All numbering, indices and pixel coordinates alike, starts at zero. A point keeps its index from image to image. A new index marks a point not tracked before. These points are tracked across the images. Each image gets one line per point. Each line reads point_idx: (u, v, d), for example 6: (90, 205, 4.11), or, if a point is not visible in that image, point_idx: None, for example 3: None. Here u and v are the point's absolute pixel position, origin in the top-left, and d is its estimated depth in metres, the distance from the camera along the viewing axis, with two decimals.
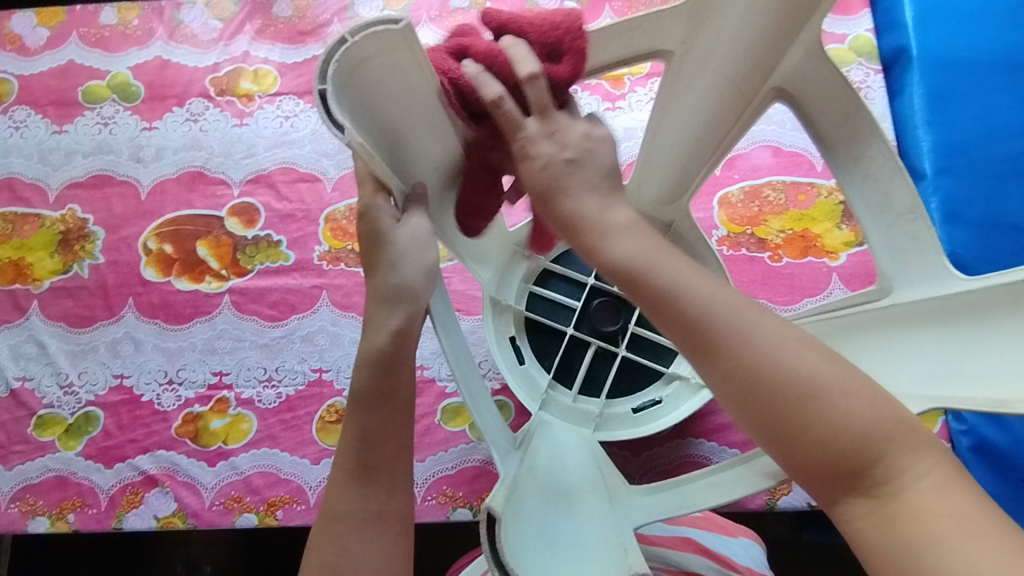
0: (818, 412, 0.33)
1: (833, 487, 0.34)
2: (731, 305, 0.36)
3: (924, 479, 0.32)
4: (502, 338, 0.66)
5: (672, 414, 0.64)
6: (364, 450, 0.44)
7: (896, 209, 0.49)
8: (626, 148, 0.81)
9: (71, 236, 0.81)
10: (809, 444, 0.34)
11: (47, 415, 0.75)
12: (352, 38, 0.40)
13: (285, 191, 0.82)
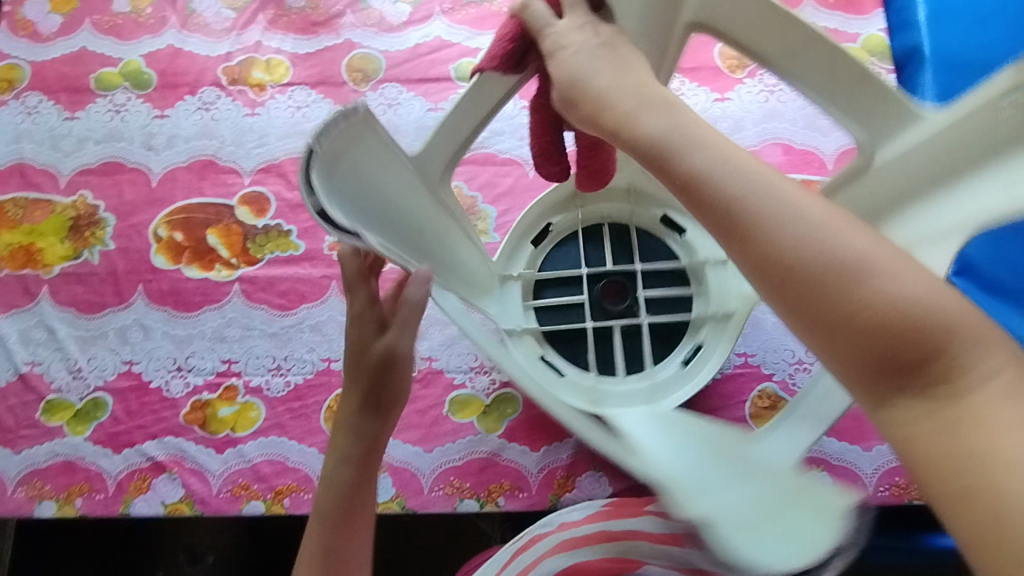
0: (872, 306, 0.33)
1: (884, 381, 0.33)
2: (768, 187, 0.36)
3: (986, 373, 0.32)
4: (533, 358, 0.65)
5: (718, 351, 0.64)
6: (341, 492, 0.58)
7: (844, 79, 0.47)
8: None
9: (82, 222, 0.81)
10: (863, 335, 0.33)
11: (56, 400, 0.75)
12: (317, 142, 0.44)
13: (296, 180, 0.82)
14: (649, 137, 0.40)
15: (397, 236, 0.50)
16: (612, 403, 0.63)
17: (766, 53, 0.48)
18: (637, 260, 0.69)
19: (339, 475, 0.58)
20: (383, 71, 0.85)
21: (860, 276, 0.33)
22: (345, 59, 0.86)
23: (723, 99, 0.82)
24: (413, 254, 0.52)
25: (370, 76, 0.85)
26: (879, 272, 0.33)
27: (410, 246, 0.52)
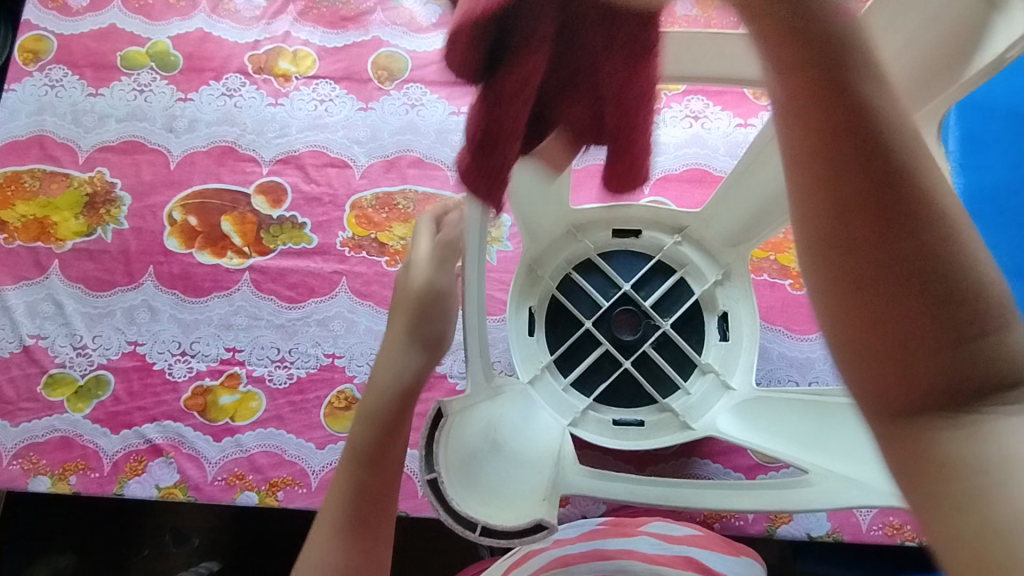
0: (942, 308, 0.25)
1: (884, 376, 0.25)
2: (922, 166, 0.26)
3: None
4: (606, 426, 0.70)
5: (744, 302, 0.71)
6: (348, 518, 0.47)
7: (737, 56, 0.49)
8: (658, 162, 0.80)
9: (97, 199, 0.82)
10: (909, 333, 0.25)
11: (58, 375, 0.75)
12: (439, 470, 0.43)
13: (314, 173, 0.82)
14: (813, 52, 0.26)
15: (518, 457, 0.50)
16: (700, 415, 0.68)
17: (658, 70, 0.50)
18: (620, 284, 0.73)
19: (346, 475, 0.48)
20: (409, 70, 0.85)
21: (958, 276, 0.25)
22: (372, 56, 0.86)
23: (746, 125, 0.81)
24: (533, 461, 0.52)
25: (395, 75, 0.85)
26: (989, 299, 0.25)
27: (526, 453, 0.52)
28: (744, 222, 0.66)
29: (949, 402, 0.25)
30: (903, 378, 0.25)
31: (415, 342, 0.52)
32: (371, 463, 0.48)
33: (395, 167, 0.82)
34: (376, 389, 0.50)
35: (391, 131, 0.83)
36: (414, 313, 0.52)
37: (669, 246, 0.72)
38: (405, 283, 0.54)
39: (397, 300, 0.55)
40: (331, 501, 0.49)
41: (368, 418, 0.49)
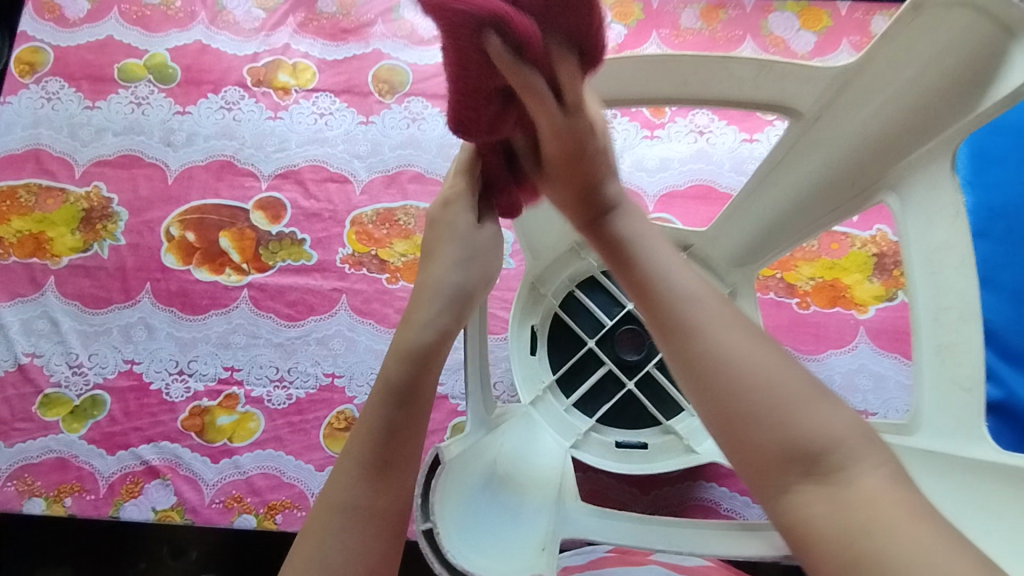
0: (764, 417, 0.34)
1: (761, 484, 0.34)
2: (709, 305, 0.39)
3: (879, 482, 0.31)
4: (609, 449, 0.68)
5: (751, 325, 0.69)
6: (385, 445, 0.38)
7: (745, 76, 0.47)
8: (662, 177, 0.79)
9: (94, 214, 0.80)
10: (754, 444, 0.34)
11: (54, 394, 0.74)
12: (436, 520, 0.38)
13: (313, 189, 0.81)
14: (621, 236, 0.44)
15: (512, 498, 0.47)
16: (704, 438, 0.67)
17: (661, 93, 0.49)
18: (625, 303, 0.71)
19: (374, 410, 0.38)
20: (410, 84, 0.84)
21: (772, 386, 0.35)
22: (372, 69, 0.85)
23: (752, 140, 0.80)
24: (530, 503, 0.48)
25: (396, 88, 0.84)
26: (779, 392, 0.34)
27: (522, 493, 0.48)
28: (751, 242, 0.65)
29: (813, 482, 0.32)
30: (772, 478, 0.34)
31: (463, 288, 0.43)
32: (407, 400, 0.38)
33: (396, 182, 0.81)
34: (414, 324, 0.41)
35: (392, 146, 0.82)
36: (462, 255, 0.44)
37: None
38: (449, 220, 0.45)
39: (431, 237, 0.46)
40: (352, 443, 0.39)
41: (410, 346, 0.40)
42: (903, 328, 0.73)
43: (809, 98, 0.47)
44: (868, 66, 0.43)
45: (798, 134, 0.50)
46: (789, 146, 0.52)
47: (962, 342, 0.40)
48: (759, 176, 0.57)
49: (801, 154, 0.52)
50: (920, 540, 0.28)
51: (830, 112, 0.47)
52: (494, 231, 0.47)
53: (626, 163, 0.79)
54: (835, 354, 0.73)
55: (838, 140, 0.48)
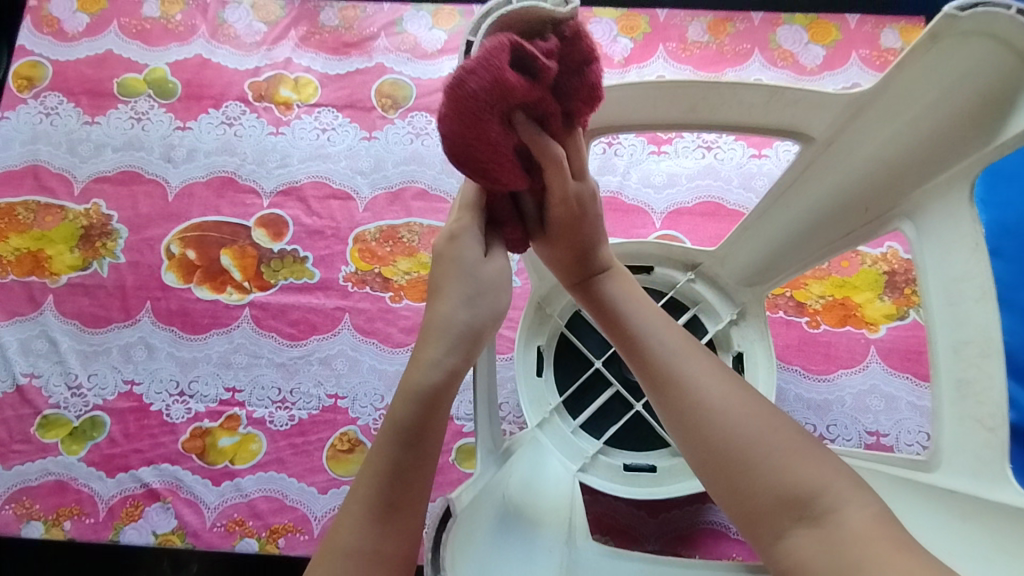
0: (754, 465, 0.39)
1: (758, 529, 0.39)
2: (693, 361, 0.44)
3: (862, 516, 0.35)
4: (617, 472, 0.67)
5: (762, 345, 0.68)
6: (391, 486, 0.37)
7: (754, 102, 0.46)
8: (670, 194, 0.78)
9: (93, 231, 0.79)
10: (749, 491, 0.39)
11: (53, 416, 0.73)
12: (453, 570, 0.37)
13: (316, 206, 0.80)
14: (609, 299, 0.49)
15: (520, 540, 0.46)
16: None
17: (676, 115, 0.49)
18: None
19: (380, 450, 0.38)
20: (414, 99, 0.83)
21: (759, 435, 0.39)
22: (375, 83, 0.84)
23: (760, 155, 0.79)
24: (538, 543, 0.46)
25: (400, 103, 0.83)
26: (760, 439, 0.39)
27: (531, 534, 0.47)
28: (761, 260, 0.64)
29: (806, 524, 0.37)
30: (767, 522, 0.38)
31: (473, 326, 0.42)
32: (413, 439, 0.38)
33: (399, 199, 0.80)
34: (421, 363, 0.40)
35: (395, 161, 0.81)
36: (471, 292, 0.43)
37: (681, 284, 0.70)
38: (455, 254, 0.44)
39: (437, 273, 0.45)
40: (356, 484, 0.38)
41: (419, 386, 0.39)
42: (914, 348, 0.72)
43: (822, 124, 0.46)
44: (879, 96, 0.42)
45: (809, 159, 0.49)
46: (799, 170, 0.50)
47: (983, 379, 0.38)
48: (769, 200, 0.55)
49: (813, 178, 0.50)
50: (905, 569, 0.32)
51: (843, 138, 0.45)
52: (502, 265, 0.46)
53: (633, 180, 0.78)
54: (846, 374, 0.72)
55: (848, 166, 0.47)
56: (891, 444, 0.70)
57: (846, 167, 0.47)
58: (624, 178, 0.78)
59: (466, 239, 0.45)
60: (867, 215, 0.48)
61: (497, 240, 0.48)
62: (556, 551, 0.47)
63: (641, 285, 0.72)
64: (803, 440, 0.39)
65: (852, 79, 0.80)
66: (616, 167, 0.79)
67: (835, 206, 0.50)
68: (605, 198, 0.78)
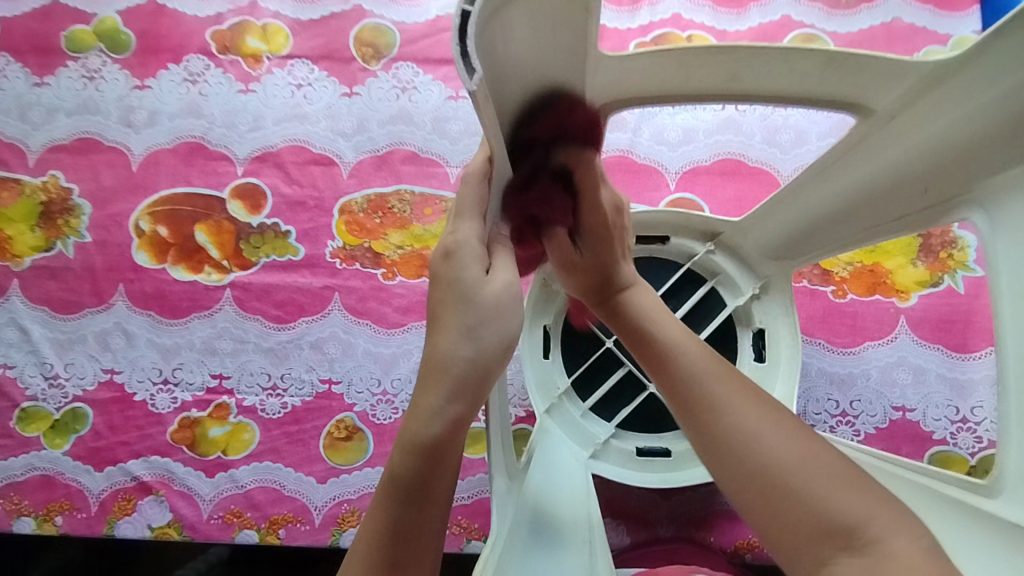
0: (792, 488, 0.37)
1: (800, 560, 0.36)
2: (722, 375, 0.43)
3: (907, 546, 0.33)
4: (629, 458, 0.63)
5: (782, 320, 0.63)
6: (393, 545, 0.35)
7: (810, 70, 0.40)
8: (685, 152, 0.70)
9: (54, 207, 0.72)
10: (784, 515, 0.37)
11: (32, 408, 0.69)
12: None
13: (295, 173, 0.72)
14: (637, 321, 0.49)
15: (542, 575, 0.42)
16: None
17: (711, 86, 0.43)
18: None
19: (382, 510, 0.35)
20: (397, 47, 0.74)
21: (806, 464, 0.37)
22: (354, 30, 0.74)
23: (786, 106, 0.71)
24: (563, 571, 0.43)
25: (382, 52, 0.74)
26: (790, 458, 0.37)
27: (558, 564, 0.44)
28: (790, 236, 0.58)
29: (850, 553, 0.34)
30: (808, 550, 0.36)
31: (476, 361, 0.37)
32: (414, 500, 0.35)
33: (387, 164, 0.72)
34: (420, 412, 0.36)
35: (380, 121, 0.73)
36: (472, 321, 0.37)
37: (699, 256, 0.65)
38: (453, 274, 0.39)
39: (434, 298, 0.40)
40: (357, 545, 0.36)
41: (416, 440, 0.35)
42: (948, 316, 0.67)
43: (886, 96, 0.40)
44: (964, 70, 0.36)
45: (866, 132, 0.44)
46: (848, 144, 0.46)
47: None
48: (811, 171, 0.50)
49: (861, 156, 0.46)
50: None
51: (908, 114, 0.40)
52: (510, 279, 0.39)
53: (645, 136, 0.71)
54: (873, 347, 0.68)
55: (909, 142, 0.42)
56: (918, 420, 0.66)
57: (904, 145, 0.42)
58: (635, 134, 0.71)
59: (464, 258, 0.39)
60: (924, 196, 0.44)
61: (500, 242, 0.42)
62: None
63: (656, 256, 0.67)
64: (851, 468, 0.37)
65: (891, 14, 0.71)
66: (626, 122, 0.71)
67: (888, 184, 0.45)
68: (614, 158, 0.70)
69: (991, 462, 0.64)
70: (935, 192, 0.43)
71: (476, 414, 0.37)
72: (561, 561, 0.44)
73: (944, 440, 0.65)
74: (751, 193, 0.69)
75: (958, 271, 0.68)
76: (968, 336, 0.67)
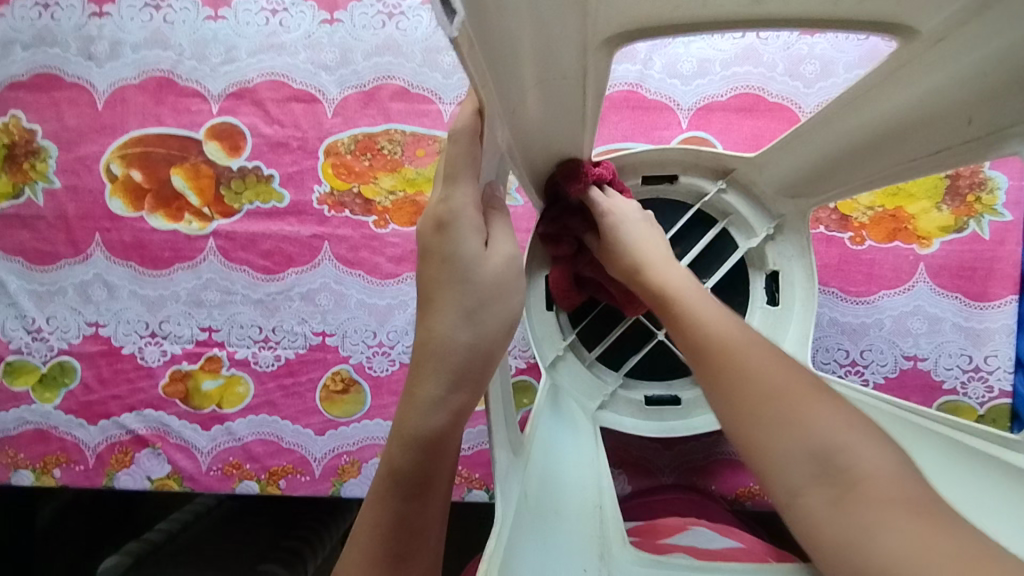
0: (775, 415, 0.35)
1: (774, 489, 0.35)
2: (720, 316, 0.42)
3: (878, 472, 0.32)
4: (636, 407, 0.62)
5: (797, 265, 0.59)
6: (397, 538, 0.35)
7: None
8: (700, 85, 0.64)
9: (18, 150, 0.67)
10: (763, 442, 0.35)
11: (17, 362, 0.67)
12: None
13: (275, 111, 0.67)
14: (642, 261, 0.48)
15: (551, 552, 0.39)
16: None
17: (731, 10, 0.35)
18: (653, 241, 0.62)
19: (383, 506, 0.35)
20: None
21: (793, 395, 0.35)
22: None
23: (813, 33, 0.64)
24: (571, 543, 0.41)
25: None
26: (781, 385, 0.36)
27: (565, 537, 0.41)
28: (808, 174, 0.53)
29: (824, 483, 0.32)
30: (784, 479, 0.34)
31: (477, 348, 0.35)
32: (416, 492, 0.35)
33: (375, 100, 0.66)
34: (418, 404, 0.35)
35: (365, 51, 0.67)
36: (472, 304, 0.36)
37: (710, 196, 0.60)
38: (448, 251, 0.35)
39: (424, 275, 0.37)
40: (360, 535, 0.36)
41: (416, 433, 0.35)
42: (970, 264, 0.64)
43: (936, 16, 0.34)
44: None
45: (908, 57, 0.38)
46: (886, 71, 0.39)
47: None
48: (840, 103, 0.44)
49: (897, 86, 0.40)
50: (930, 543, 0.28)
51: (959, 36, 0.34)
52: (508, 254, 0.37)
53: (656, 68, 0.65)
54: (887, 296, 0.65)
55: (955, 69, 0.37)
56: (929, 369, 0.64)
57: (946, 73, 0.37)
58: (645, 66, 0.65)
59: (461, 229, 0.35)
60: (969, 127, 0.40)
61: (496, 205, 0.39)
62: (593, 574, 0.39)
63: (665, 196, 0.63)
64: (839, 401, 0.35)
65: None
66: (636, 52, 0.65)
67: (927, 115, 0.41)
68: (622, 93, 0.65)
69: (1001, 413, 0.63)
70: (977, 118, 0.39)
71: (480, 400, 0.36)
72: (569, 532, 0.42)
73: (953, 390, 0.64)
74: (769, 131, 0.64)
75: (985, 216, 0.64)
76: (988, 284, 0.64)
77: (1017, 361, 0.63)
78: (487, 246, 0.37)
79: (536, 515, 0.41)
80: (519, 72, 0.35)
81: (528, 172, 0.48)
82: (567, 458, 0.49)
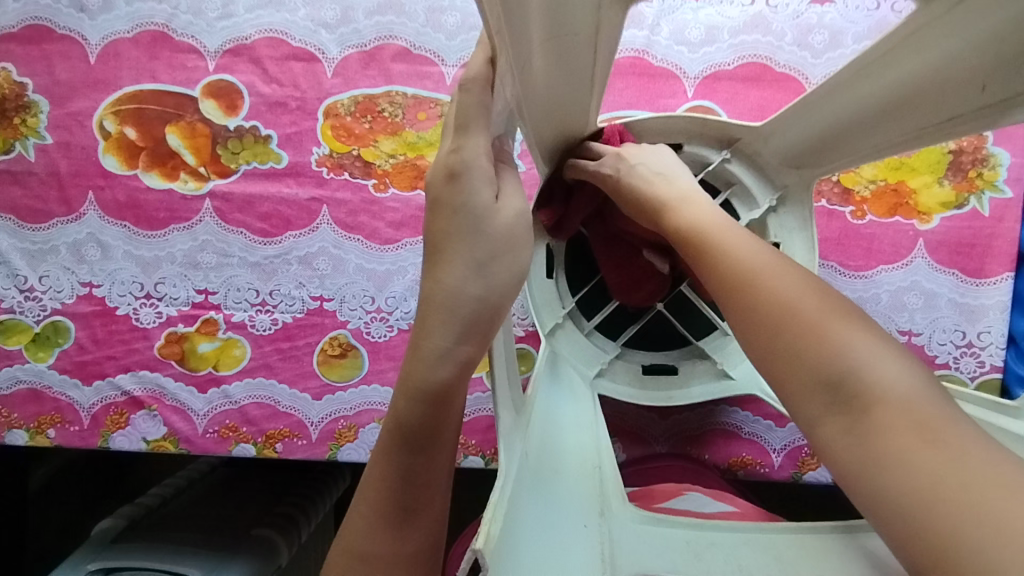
0: (793, 335, 0.34)
1: (794, 403, 0.34)
2: (731, 235, 0.40)
3: (897, 384, 0.31)
4: (633, 376, 0.62)
5: (796, 237, 0.59)
6: (405, 490, 0.36)
7: None
8: (707, 53, 0.63)
9: (8, 104, 0.66)
10: (790, 363, 0.34)
11: (10, 321, 0.66)
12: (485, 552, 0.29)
13: (273, 70, 0.65)
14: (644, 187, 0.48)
15: (552, 509, 0.40)
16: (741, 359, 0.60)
17: None
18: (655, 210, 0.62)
19: (390, 457, 0.36)
20: None
21: (805, 316, 0.34)
22: None
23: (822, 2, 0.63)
24: (572, 500, 0.41)
25: None
26: (785, 306, 0.35)
27: (564, 495, 0.41)
28: (815, 141, 0.53)
29: (837, 410, 0.32)
30: (799, 409, 0.34)
31: (487, 300, 0.35)
32: (424, 445, 0.36)
33: (376, 61, 0.65)
34: (426, 357, 0.35)
35: (367, 10, 0.65)
36: (483, 256, 0.36)
37: (714, 165, 0.60)
38: (460, 201, 0.35)
39: (433, 228, 0.37)
40: (366, 486, 0.37)
41: (423, 385, 0.35)
42: (968, 240, 0.64)
43: None
44: None
45: (924, 21, 0.36)
46: (899, 37, 0.38)
47: None
48: (852, 69, 0.43)
49: (911, 51, 0.39)
50: (936, 464, 0.28)
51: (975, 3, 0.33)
52: (518, 207, 0.37)
53: (663, 35, 0.64)
54: (885, 270, 0.65)
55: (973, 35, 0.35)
56: (923, 344, 0.65)
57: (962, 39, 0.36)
58: (652, 32, 0.64)
59: (472, 178, 0.35)
60: (982, 94, 0.39)
61: (504, 158, 0.39)
62: (593, 530, 0.40)
63: None
64: (846, 316, 0.34)
65: None
66: (644, 17, 0.64)
67: (941, 78, 0.40)
68: (629, 59, 0.64)
69: (992, 387, 0.64)
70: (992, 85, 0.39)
71: (486, 355, 0.36)
72: (570, 491, 0.42)
73: (946, 365, 0.64)
74: (774, 102, 0.63)
75: (985, 192, 0.64)
76: (986, 261, 0.64)
77: (1009, 337, 0.64)
78: (496, 199, 0.37)
79: (538, 474, 0.41)
80: (531, 27, 0.34)
81: (534, 131, 0.47)
82: (567, 421, 0.49)
